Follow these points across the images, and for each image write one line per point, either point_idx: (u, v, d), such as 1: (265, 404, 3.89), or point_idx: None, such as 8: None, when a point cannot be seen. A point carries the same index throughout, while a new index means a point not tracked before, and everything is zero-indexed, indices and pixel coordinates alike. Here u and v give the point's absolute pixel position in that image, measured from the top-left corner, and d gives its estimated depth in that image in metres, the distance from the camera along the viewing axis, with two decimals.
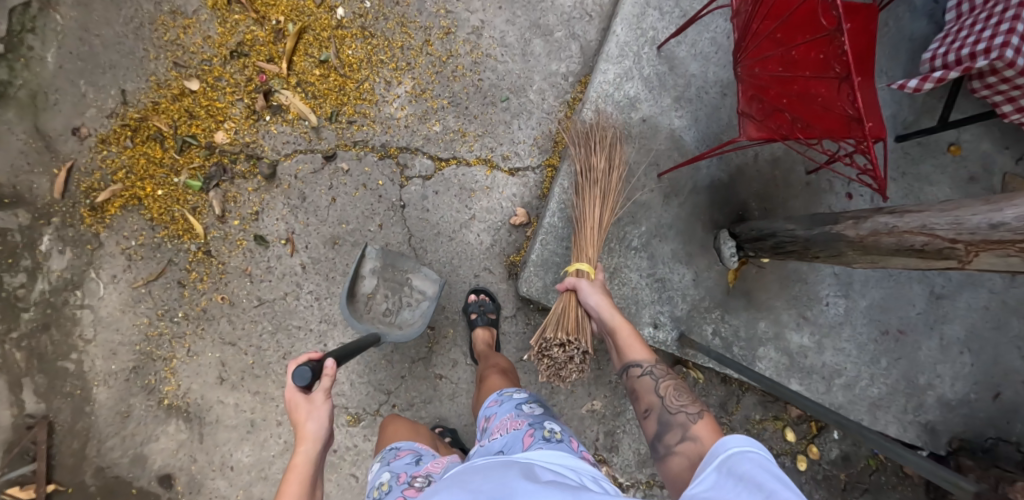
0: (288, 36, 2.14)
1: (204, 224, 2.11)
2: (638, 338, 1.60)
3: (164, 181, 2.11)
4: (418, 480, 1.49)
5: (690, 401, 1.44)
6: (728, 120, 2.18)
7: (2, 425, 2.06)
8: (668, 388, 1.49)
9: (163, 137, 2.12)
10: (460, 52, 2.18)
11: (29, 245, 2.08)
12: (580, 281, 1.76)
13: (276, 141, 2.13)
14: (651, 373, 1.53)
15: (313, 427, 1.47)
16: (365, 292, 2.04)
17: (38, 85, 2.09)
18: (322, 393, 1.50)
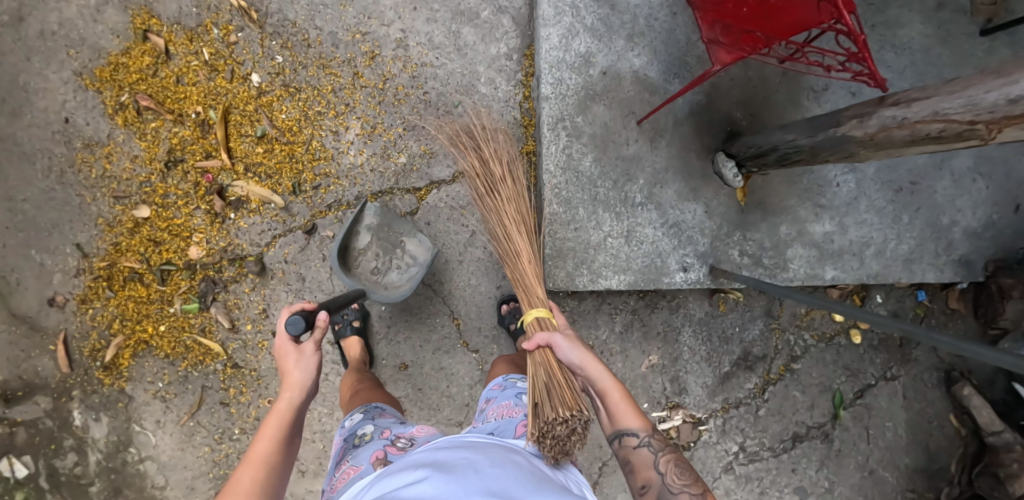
0: (214, 124, 1.98)
1: (219, 341, 2.05)
2: (630, 399, 1.47)
3: (161, 315, 2.03)
4: (400, 441, 1.55)
5: (694, 481, 1.42)
6: (687, 39, 2.02)
7: None
8: (670, 464, 1.44)
9: (139, 274, 2.01)
10: (394, 72, 2.02)
11: (65, 425, 2.04)
12: (555, 336, 1.57)
13: (251, 235, 2.02)
14: (648, 445, 1.45)
15: (300, 373, 1.45)
16: (359, 247, 1.97)
17: None
18: (314, 344, 1.49)
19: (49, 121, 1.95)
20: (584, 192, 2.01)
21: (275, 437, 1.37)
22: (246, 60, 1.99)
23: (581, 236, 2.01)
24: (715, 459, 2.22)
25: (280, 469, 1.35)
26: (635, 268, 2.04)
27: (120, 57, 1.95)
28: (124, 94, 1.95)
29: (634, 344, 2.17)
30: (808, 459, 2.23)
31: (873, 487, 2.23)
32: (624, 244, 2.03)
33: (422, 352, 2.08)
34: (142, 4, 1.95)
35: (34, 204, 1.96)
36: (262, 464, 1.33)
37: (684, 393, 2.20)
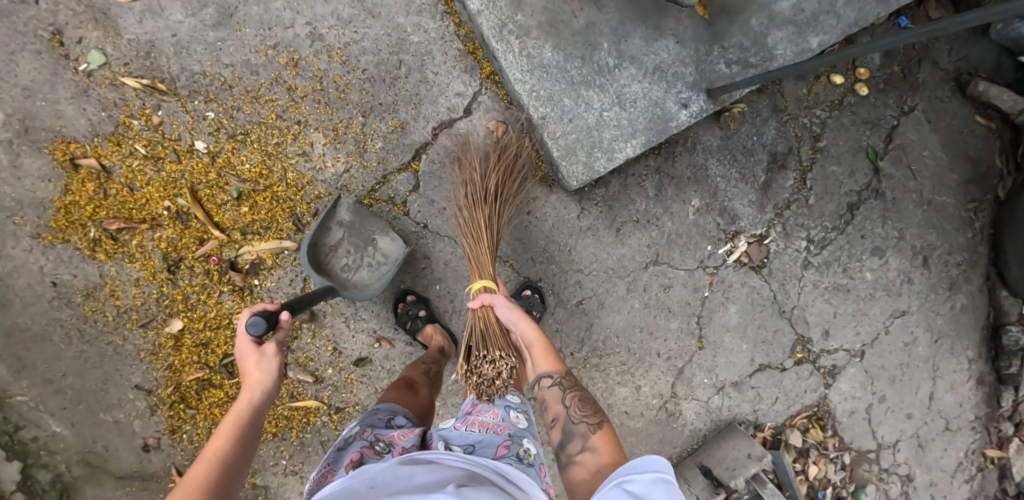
0: (190, 209, 1.91)
1: (313, 396, 2.03)
2: (551, 350, 1.61)
3: None
4: (379, 444, 1.48)
5: (592, 412, 1.51)
6: None
7: None
8: (574, 398, 1.54)
9: (208, 379, 1.99)
10: (324, 67, 1.90)
11: None
12: (494, 295, 1.71)
13: (283, 289, 1.96)
14: (559, 383, 1.56)
15: (261, 374, 1.45)
16: (329, 245, 1.88)
17: (78, 451, 1.99)
18: (274, 342, 1.49)
19: (39, 292, 1.93)
20: (560, 82, 1.93)
21: (234, 433, 1.35)
22: (181, 133, 1.89)
23: (579, 124, 1.96)
24: (793, 259, 2.27)
25: (235, 461, 1.30)
26: (641, 127, 2.00)
27: (64, 198, 1.89)
28: (91, 228, 1.91)
29: (673, 200, 2.16)
30: (871, 220, 2.31)
31: (938, 214, 2.32)
32: (620, 110, 1.98)
33: None
34: (54, 137, 1.88)
35: (79, 370, 1.97)
36: (218, 458, 1.29)
37: (737, 219, 2.22)
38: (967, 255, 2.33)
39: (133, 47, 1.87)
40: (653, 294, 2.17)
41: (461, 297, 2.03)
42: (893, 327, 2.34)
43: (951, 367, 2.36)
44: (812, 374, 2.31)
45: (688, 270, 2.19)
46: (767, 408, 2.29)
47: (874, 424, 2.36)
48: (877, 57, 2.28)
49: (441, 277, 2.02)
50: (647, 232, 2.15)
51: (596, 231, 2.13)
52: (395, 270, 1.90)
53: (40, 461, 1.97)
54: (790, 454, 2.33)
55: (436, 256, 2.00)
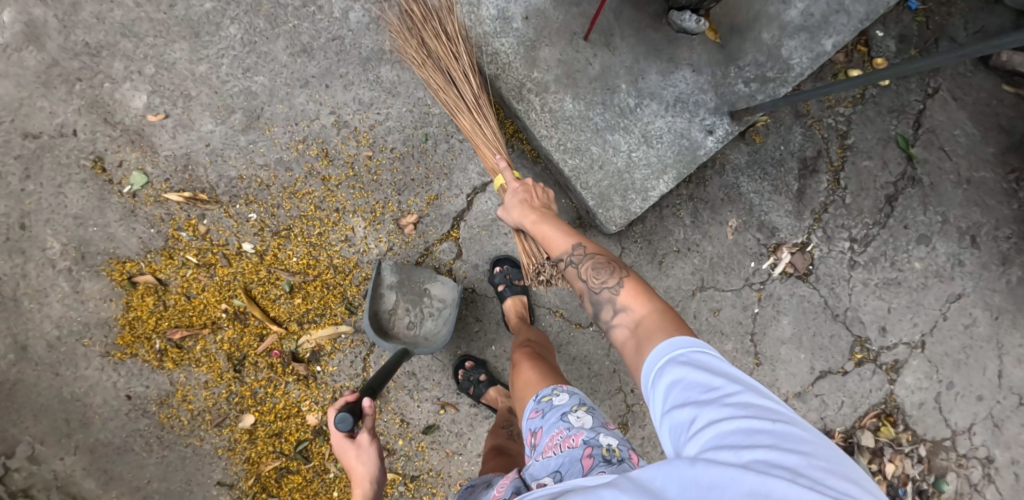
0: (246, 308, 1.97)
1: (387, 470, 2.07)
2: (558, 228, 1.56)
3: (327, 484, 2.07)
4: None
5: (609, 276, 1.42)
6: None
7: None
8: (587, 268, 1.46)
9: (286, 467, 2.05)
10: (354, 152, 1.95)
11: None
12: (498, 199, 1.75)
13: (345, 371, 2.02)
14: (572, 261, 1.50)
15: (365, 467, 1.52)
16: (388, 309, 1.91)
17: None
18: (366, 432, 1.53)
19: (115, 407, 2.01)
20: (584, 131, 1.96)
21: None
22: (227, 237, 1.95)
23: (608, 169, 1.97)
24: (839, 261, 2.26)
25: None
26: (671, 161, 2.01)
27: (127, 315, 1.97)
28: (156, 340, 1.98)
29: (710, 223, 2.16)
30: (911, 209, 2.29)
31: (978, 191, 2.30)
32: (648, 149, 1.99)
33: None
34: (109, 259, 1.95)
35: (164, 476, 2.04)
36: None
37: (776, 230, 2.21)
38: (1016, 228, 2.32)
39: (170, 161, 1.93)
40: (704, 319, 2.17)
41: None
42: (950, 312, 2.32)
43: (1015, 342, 2.33)
44: (875, 373, 2.29)
45: (735, 291, 2.19)
46: (835, 413, 2.28)
47: (945, 412, 2.33)
48: (892, 43, 2.30)
49: (495, 336, 2.06)
50: (690, 260, 2.15)
51: (640, 265, 2.13)
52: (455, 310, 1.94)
53: None
54: (864, 456, 2.30)
55: (488, 317, 2.05)
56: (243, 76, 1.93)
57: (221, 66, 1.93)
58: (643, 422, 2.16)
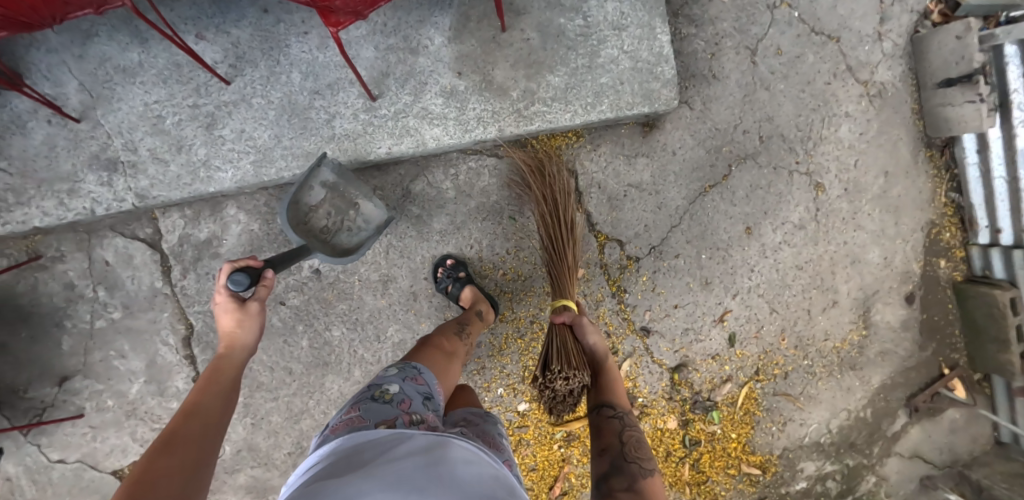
0: (570, 429, 2.15)
1: (741, 383, 2.35)
2: (621, 389, 1.71)
3: (723, 435, 2.36)
4: (416, 416, 1.38)
5: (647, 455, 1.56)
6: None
7: (937, 438, 2.45)
8: (632, 438, 1.59)
9: (696, 461, 2.36)
10: (495, 284, 2.10)
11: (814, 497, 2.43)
12: (578, 319, 1.78)
13: (653, 376, 2.28)
14: (622, 416, 1.63)
15: (244, 333, 1.45)
16: (313, 205, 1.90)
17: None
18: (257, 302, 1.46)
19: None
20: (583, 77, 1.95)
21: (214, 390, 1.35)
22: (505, 419, 2.14)
23: (627, 74, 1.97)
24: None
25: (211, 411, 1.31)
26: (648, 14, 1.96)
27: None
28: None
29: (706, 12, 2.20)
30: None
31: None
32: (628, 31, 1.95)
33: (730, 215, 2.24)
34: None
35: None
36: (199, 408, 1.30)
37: None
38: None
39: None
40: (779, 66, 2.24)
41: (715, 236, 2.24)
42: None
43: None
44: None
45: (772, 23, 2.23)
46: None
47: None
48: None
49: (693, 251, 2.23)
50: (724, 48, 2.21)
51: (705, 94, 2.20)
52: (378, 233, 1.96)
53: None
54: None
55: (676, 248, 2.22)
56: (381, 341, 2.07)
57: (365, 356, 2.07)
58: (826, 168, 2.30)
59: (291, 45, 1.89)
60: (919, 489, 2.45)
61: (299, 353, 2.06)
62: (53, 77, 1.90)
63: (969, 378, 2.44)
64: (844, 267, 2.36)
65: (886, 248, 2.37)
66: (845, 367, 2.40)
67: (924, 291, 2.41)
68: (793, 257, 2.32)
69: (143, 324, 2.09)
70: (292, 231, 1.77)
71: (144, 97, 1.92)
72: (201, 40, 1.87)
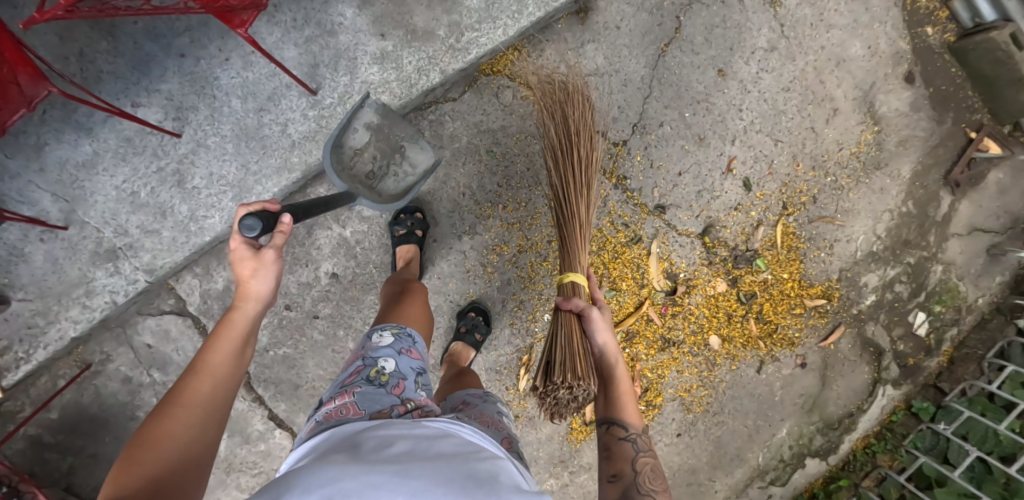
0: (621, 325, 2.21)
1: (774, 223, 2.30)
2: (634, 400, 1.56)
3: (777, 279, 2.31)
4: (410, 401, 1.38)
5: (664, 486, 1.45)
6: None
7: (987, 200, 2.37)
8: (645, 467, 1.48)
9: (759, 313, 2.30)
10: (501, 221, 2.08)
11: (888, 303, 2.39)
12: (590, 309, 1.66)
13: (686, 249, 2.23)
14: (632, 438, 1.50)
15: (261, 285, 1.36)
16: (357, 148, 1.86)
17: (814, 417, 2.36)
18: (273, 251, 1.35)
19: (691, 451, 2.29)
20: None
21: (228, 349, 1.30)
22: None
23: None
24: None
25: (219, 367, 1.28)
26: None
27: None
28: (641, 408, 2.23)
29: None
30: None
31: None
32: None
33: (697, 66, 2.20)
34: (563, 438, 2.19)
35: (754, 430, 2.31)
36: (211, 376, 1.27)
37: None
38: None
39: (491, 382, 2.17)
40: None
41: (691, 92, 2.21)
42: None
43: None
44: None
45: None
46: None
47: None
48: None
49: (675, 114, 2.20)
50: None
51: None
52: (424, 180, 1.91)
53: (823, 444, 2.37)
54: None
55: (658, 118, 2.19)
56: None
57: None
58: None
59: (220, 76, 1.89)
60: (989, 259, 2.38)
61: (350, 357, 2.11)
62: (27, 198, 1.87)
63: (997, 129, 2.35)
64: (831, 72, 2.29)
65: (865, 36, 2.28)
66: (870, 169, 2.34)
67: (921, 63, 2.31)
68: (775, 81, 2.26)
69: None
70: (336, 176, 1.72)
71: (112, 182, 1.90)
72: (138, 107, 1.87)
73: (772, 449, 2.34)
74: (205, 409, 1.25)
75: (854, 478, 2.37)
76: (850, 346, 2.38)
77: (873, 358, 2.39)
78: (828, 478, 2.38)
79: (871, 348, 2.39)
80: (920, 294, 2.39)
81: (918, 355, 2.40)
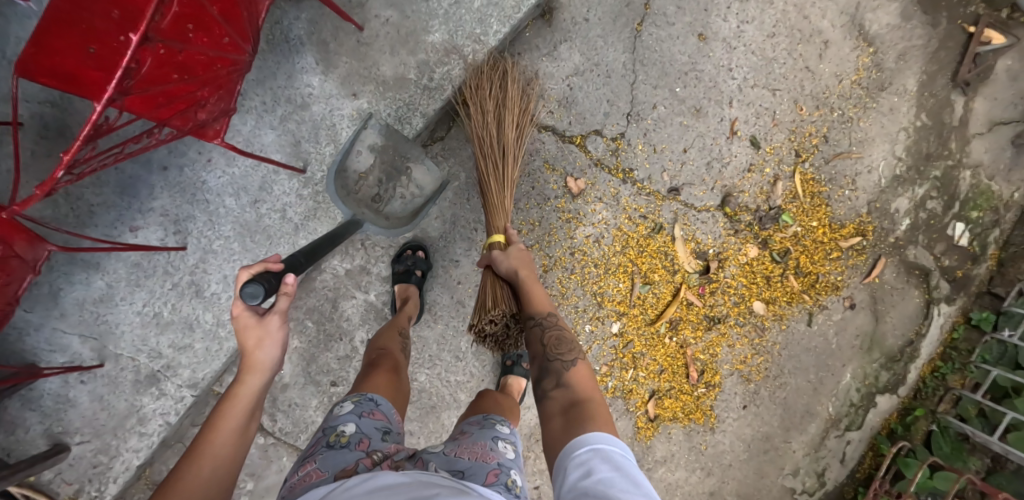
0: (664, 317, 2.16)
1: (790, 174, 2.24)
2: (540, 292, 1.67)
3: (808, 230, 2.25)
4: (375, 454, 1.35)
5: (571, 346, 1.57)
6: (270, 60, 1.85)
7: (1002, 91, 2.27)
8: (552, 335, 1.59)
9: (797, 268, 2.24)
10: None
11: (924, 223, 2.31)
12: (488, 256, 1.76)
13: (708, 224, 2.18)
14: (544, 322, 1.61)
15: (265, 354, 1.35)
16: (360, 172, 1.91)
17: (875, 354, 2.31)
18: (277, 318, 1.34)
19: (763, 421, 2.25)
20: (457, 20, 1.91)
21: (233, 423, 1.30)
22: (609, 348, 2.16)
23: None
24: None
25: (222, 447, 1.27)
26: None
27: (680, 416, 2.20)
28: (703, 391, 2.20)
29: None
30: None
31: None
32: None
33: (674, 36, 2.12)
34: (632, 439, 2.19)
35: (818, 383, 2.28)
36: (215, 451, 1.26)
37: None
38: None
39: None
40: None
41: (676, 64, 2.13)
42: None
43: None
44: None
45: None
46: None
47: None
48: None
49: (664, 91, 2.13)
50: None
51: None
52: (434, 199, 1.97)
53: (891, 380, 2.32)
54: None
55: (648, 100, 2.12)
56: (464, 358, 2.06)
57: (460, 380, 2.07)
58: None
59: (207, 179, 1.86)
60: (1017, 150, 2.28)
61: (406, 413, 2.10)
62: (57, 346, 1.87)
63: (996, 17, 2.24)
64: (811, 5, 2.19)
65: None
66: (875, 92, 2.26)
67: None
68: (758, 30, 2.17)
69: (275, 477, 2.05)
70: (341, 203, 1.88)
71: (132, 309, 1.89)
72: (137, 230, 1.84)
73: (840, 396, 2.30)
74: (206, 489, 1.24)
75: (929, 405, 2.31)
76: (894, 274, 2.32)
77: (921, 281, 2.33)
78: (902, 411, 2.33)
79: (916, 272, 2.33)
80: (954, 205, 2.31)
81: (966, 266, 2.33)
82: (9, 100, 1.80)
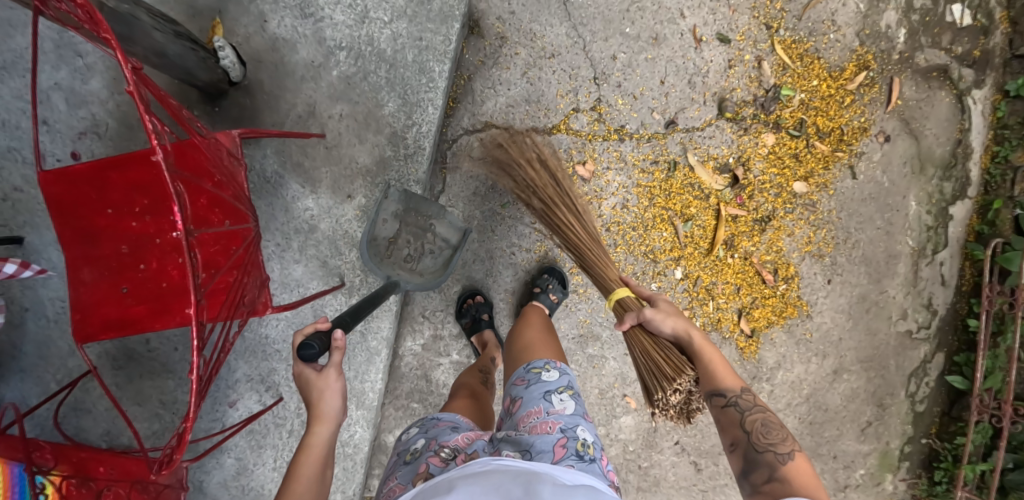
0: (717, 242, 2.19)
1: (771, 49, 2.18)
2: (722, 365, 1.53)
3: (814, 92, 2.20)
4: (443, 450, 1.44)
5: (780, 437, 1.41)
6: (263, 206, 1.91)
7: None
8: (756, 423, 1.43)
9: (818, 133, 2.21)
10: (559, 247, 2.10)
11: (922, 23, 2.21)
12: (642, 316, 1.63)
13: (718, 138, 2.17)
14: (735, 399, 1.45)
15: (330, 404, 1.41)
16: (388, 238, 1.85)
17: (933, 171, 2.25)
18: (334, 367, 1.41)
19: (852, 285, 2.26)
20: (401, 81, 1.94)
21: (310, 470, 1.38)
22: (681, 293, 2.20)
23: (415, 37, 1.94)
24: None
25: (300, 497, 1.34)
26: None
27: (775, 319, 2.23)
28: (785, 288, 2.22)
29: None
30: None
31: None
32: (375, 18, 1.91)
33: None
34: (741, 361, 2.25)
35: (887, 226, 2.26)
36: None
37: None
38: None
39: None
40: None
41: (614, 7, 2.09)
42: None
43: None
44: None
45: None
46: None
47: None
48: None
49: (616, 38, 2.10)
50: None
51: None
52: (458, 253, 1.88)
53: (958, 186, 2.27)
54: None
55: (606, 54, 2.10)
56: None
57: None
58: None
59: (268, 332, 1.98)
60: None
61: None
62: None
63: None
64: None
65: None
66: None
67: None
68: None
69: None
70: (377, 269, 1.79)
71: (268, 468, 2.03)
72: (235, 403, 1.97)
73: (915, 227, 2.27)
74: None
75: (1005, 193, 2.25)
76: (916, 88, 2.23)
77: (943, 80, 2.23)
78: (981, 210, 2.27)
79: (935, 74, 2.23)
80: None
81: (980, 43, 2.22)
82: (74, 352, 1.94)
